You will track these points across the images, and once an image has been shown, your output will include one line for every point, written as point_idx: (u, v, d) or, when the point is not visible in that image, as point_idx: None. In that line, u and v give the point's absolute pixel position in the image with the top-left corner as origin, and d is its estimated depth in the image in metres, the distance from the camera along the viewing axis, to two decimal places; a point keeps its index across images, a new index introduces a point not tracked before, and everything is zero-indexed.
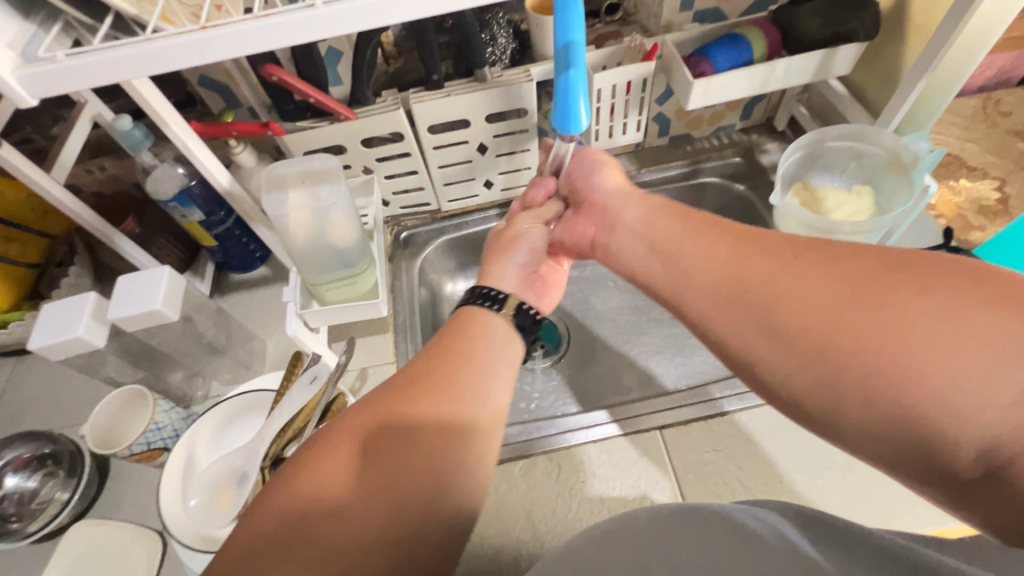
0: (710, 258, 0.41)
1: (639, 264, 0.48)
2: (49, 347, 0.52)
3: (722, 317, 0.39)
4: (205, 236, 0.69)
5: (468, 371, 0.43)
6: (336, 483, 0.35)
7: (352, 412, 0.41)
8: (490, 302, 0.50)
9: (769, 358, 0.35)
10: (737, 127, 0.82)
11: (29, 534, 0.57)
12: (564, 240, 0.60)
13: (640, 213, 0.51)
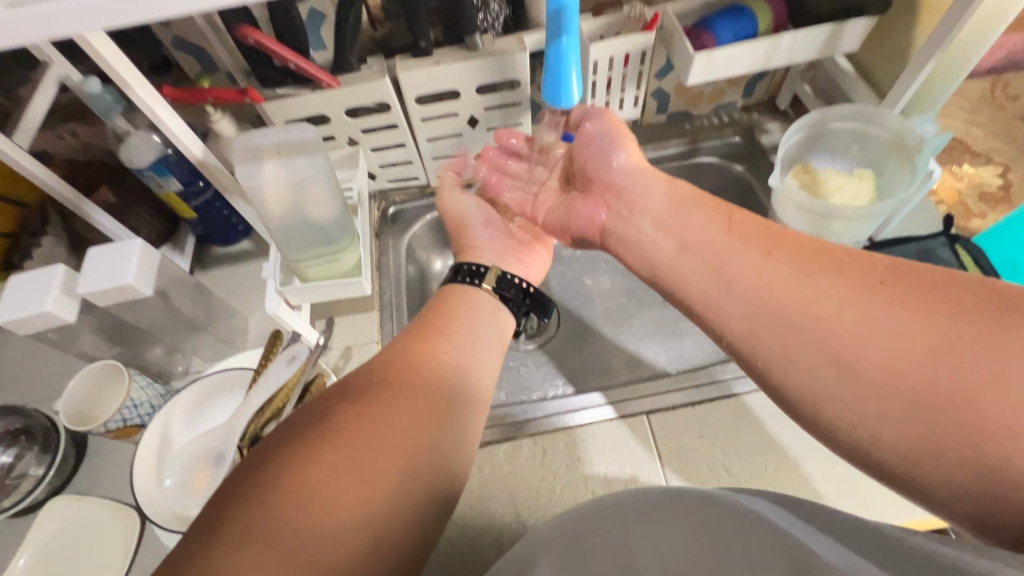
0: (758, 272, 0.39)
1: (669, 269, 0.44)
2: (16, 321, 0.50)
3: (768, 338, 0.37)
4: (183, 206, 0.67)
5: (447, 352, 0.46)
6: (332, 455, 0.34)
7: (338, 389, 0.40)
8: (471, 276, 0.54)
9: (812, 378, 0.34)
10: (739, 106, 0.79)
11: (3, 509, 0.56)
12: (570, 226, 0.56)
13: (667, 206, 0.47)
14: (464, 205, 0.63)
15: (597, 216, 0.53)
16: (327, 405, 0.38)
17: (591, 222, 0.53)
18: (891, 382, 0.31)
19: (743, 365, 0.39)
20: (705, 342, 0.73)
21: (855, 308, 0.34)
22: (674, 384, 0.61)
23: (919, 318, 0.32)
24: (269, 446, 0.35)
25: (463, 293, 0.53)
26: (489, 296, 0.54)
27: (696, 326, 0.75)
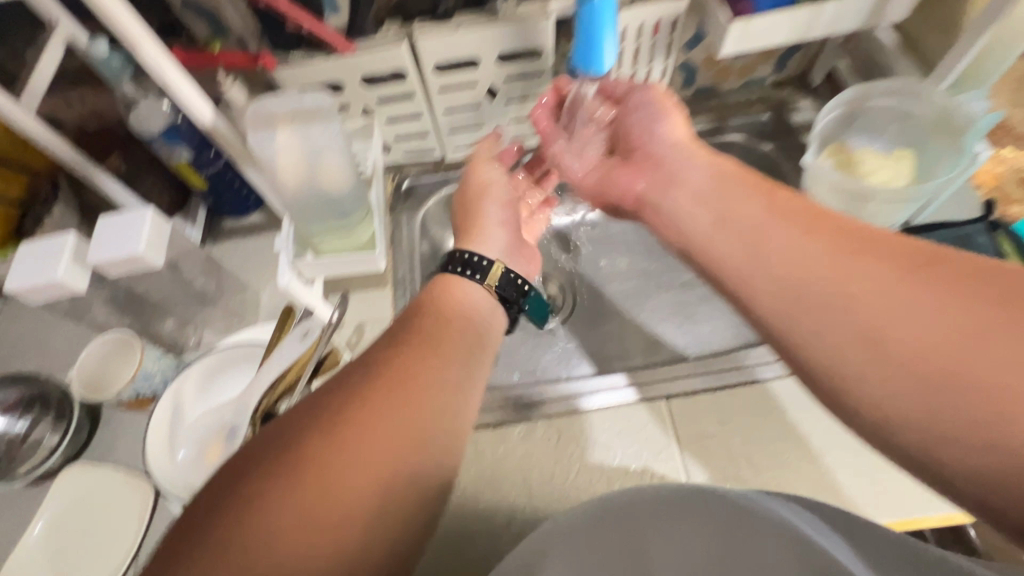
0: (795, 250, 0.37)
1: (703, 244, 0.42)
2: (28, 289, 0.49)
3: (800, 317, 0.35)
4: (195, 176, 0.65)
5: (427, 365, 0.39)
6: (279, 513, 0.30)
7: (297, 414, 0.35)
8: (472, 271, 0.49)
9: (836, 357, 0.33)
10: (770, 81, 0.74)
11: (21, 476, 0.57)
12: (606, 194, 0.53)
13: (707, 179, 0.44)
14: (488, 176, 0.58)
15: (633, 185, 0.50)
16: (282, 439, 0.34)
17: (627, 191, 0.50)
18: (925, 371, 0.30)
19: (771, 344, 0.37)
20: (725, 327, 0.71)
21: (892, 290, 0.33)
22: (693, 368, 0.60)
23: (953, 301, 0.31)
24: (216, 491, 0.32)
25: (450, 292, 0.47)
26: (489, 295, 0.50)
27: (716, 311, 0.73)
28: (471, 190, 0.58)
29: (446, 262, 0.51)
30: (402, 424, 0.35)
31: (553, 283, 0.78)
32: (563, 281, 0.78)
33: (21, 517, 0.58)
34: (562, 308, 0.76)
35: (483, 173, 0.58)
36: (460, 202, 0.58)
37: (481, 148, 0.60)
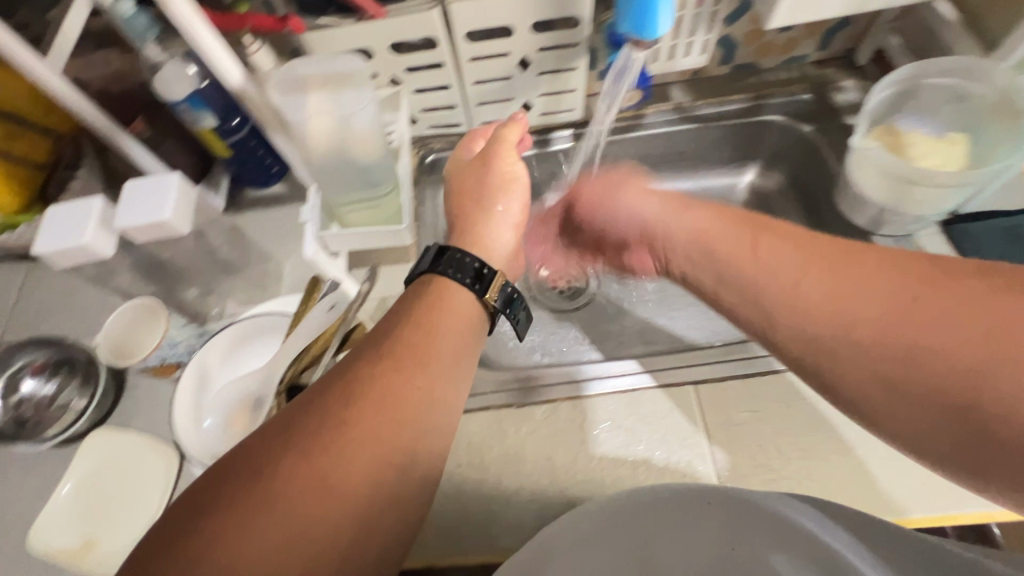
0: (802, 302, 0.38)
1: (718, 299, 0.44)
2: (55, 253, 0.49)
3: (829, 363, 0.37)
4: (219, 144, 0.64)
5: (411, 386, 0.37)
6: (244, 548, 0.30)
7: (270, 438, 0.34)
8: (471, 280, 0.45)
9: (868, 397, 0.35)
10: (812, 59, 0.72)
11: (47, 439, 0.57)
12: (626, 268, 0.57)
13: (695, 235, 0.45)
14: (506, 168, 0.54)
15: (644, 259, 0.53)
16: (252, 467, 0.33)
17: (642, 261, 0.53)
18: (937, 396, 0.32)
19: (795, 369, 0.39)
20: None
21: (899, 324, 0.34)
22: (722, 354, 0.59)
23: (969, 326, 0.32)
24: (186, 514, 0.31)
25: (444, 297, 0.44)
26: (482, 309, 0.45)
27: None
28: (487, 176, 0.54)
29: (442, 260, 0.46)
30: (377, 455, 0.34)
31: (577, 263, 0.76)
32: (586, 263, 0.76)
33: (49, 478, 0.59)
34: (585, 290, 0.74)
35: (503, 164, 0.54)
36: (457, 187, 0.56)
37: (509, 131, 0.55)
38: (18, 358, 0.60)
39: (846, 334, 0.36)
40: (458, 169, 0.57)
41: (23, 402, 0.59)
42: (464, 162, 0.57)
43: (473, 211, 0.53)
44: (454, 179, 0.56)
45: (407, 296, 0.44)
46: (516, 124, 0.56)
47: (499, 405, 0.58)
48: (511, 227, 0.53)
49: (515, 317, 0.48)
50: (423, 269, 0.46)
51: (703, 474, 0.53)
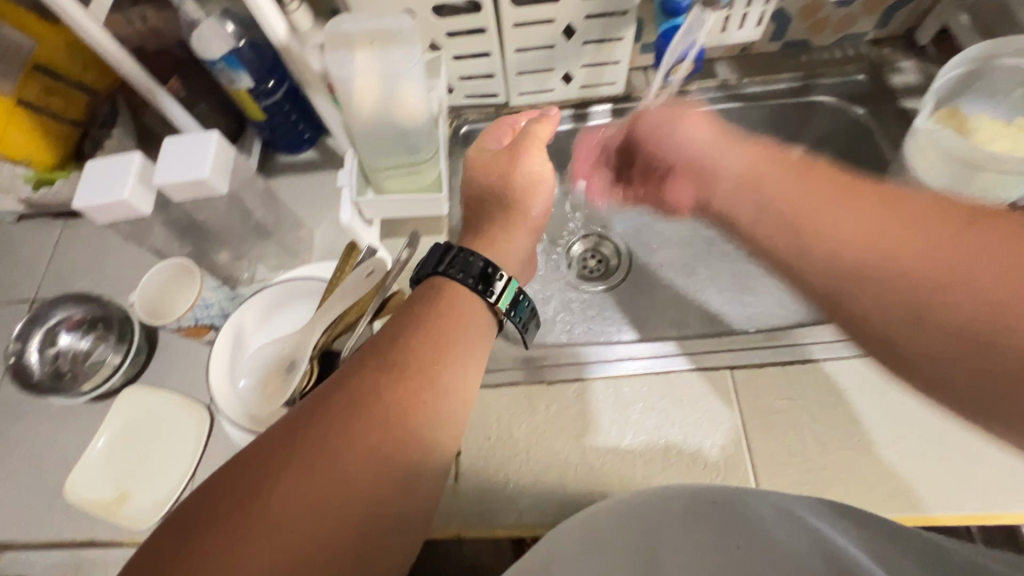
0: (841, 238, 0.33)
1: (749, 235, 0.39)
2: (95, 208, 0.48)
3: (854, 299, 0.32)
4: (254, 108, 0.62)
5: (418, 401, 0.36)
6: (239, 564, 0.29)
7: (266, 452, 0.33)
8: (477, 282, 0.43)
9: (895, 334, 0.31)
10: (868, 38, 0.68)
11: (82, 393, 0.58)
12: (665, 205, 0.52)
13: (741, 167, 0.41)
14: (534, 167, 0.52)
15: (682, 193, 0.48)
16: (248, 483, 0.32)
17: (679, 197, 0.48)
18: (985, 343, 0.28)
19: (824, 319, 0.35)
20: (790, 302, 0.68)
21: (946, 258, 0.30)
22: (760, 341, 0.57)
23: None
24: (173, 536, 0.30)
25: (456, 306, 0.42)
26: (493, 318, 0.44)
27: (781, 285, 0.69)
28: (510, 171, 0.51)
29: (450, 259, 0.44)
30: (378, 475, 0.33)
31: (609, 243, 0.74)
32: (619, 243, 0.74)
33: (84, 432, 0.60)
34: (616, 271, 0.73)
35: (530, 161, 0.52)
36: (477, 178, 0.53)
37: (542, 127, 0.53)
38: (54, 312, 0.62)
39: (882, 270, 0.31)
40: (484, 159, 0.53)
41: (59, 355, 0.61)
42: (486, 154, 0.54)
43: (506, 195, 0.51)
44: (475, 171, 0.53)
45: (417, 303, 0.42)
46: (548, 123, 0.54)
47: (530, 382, 0.58)
48: (528, 229, 0.51)
49: (521, 321, 0.48)
50: (432, 269, 0.45)
51: (738, 460, 0.52)
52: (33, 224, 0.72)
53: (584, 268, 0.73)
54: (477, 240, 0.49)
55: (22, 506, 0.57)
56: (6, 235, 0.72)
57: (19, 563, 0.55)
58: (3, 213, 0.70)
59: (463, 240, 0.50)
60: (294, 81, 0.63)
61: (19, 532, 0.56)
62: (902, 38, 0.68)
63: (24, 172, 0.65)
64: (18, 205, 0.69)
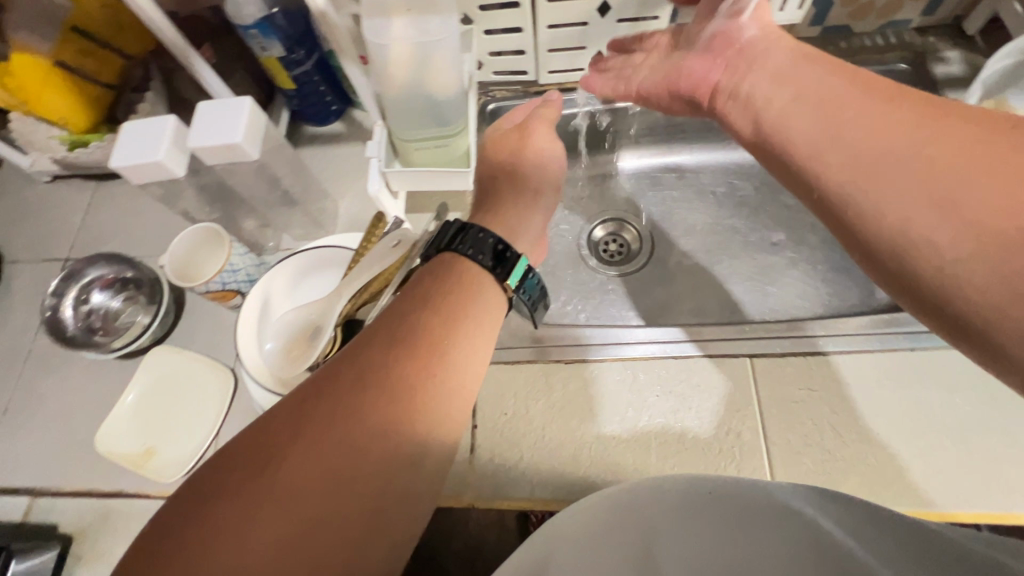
0: (875, 125, 0.35)
1: (778, 121, 0.40)
2: (132, 169, 0.49)
3: (865, 180, 0.34)
4: (284, 77, 0.62)
5: (428, 378, 0.36)
6: (247, 527, 0.29)
7: (275, 426, 0.33)
8: (492, 262, 0.43)
9: (905, 220, 0.32)
10: (913, 26, 0.66)
11: (113, 349, 0.59)
12: (674, 84, 0.50)
13: (788, 59, 0.43)
14: (542, 145, 0.51)
15: (708, 71, 0.47)
16: (257, 455, 0.31)
17: (701, 78, 0.48)
18: (988, 227, 0.29)
19: (830, 214, 0.36)
20: (812, 294, 0.67)
21: (969, 153, 0.31)
22: (781, 331, 0.57)
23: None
24: (179, 512, 0.30)
25: (468, 287, 0.41)
26: (504, 297, 0.44)
27: (805, 277, 0.68)
28: (521, 149, 0.51)
29: (459, 238, 0.44)
30: (386, 448, 0.33)
31: (631, 228, 0.74)
32: (642, 228, 0.74)
33: (113, 388, 0.62)
34: (637, 256, 0.72)
35: (539, 139, 0.52)
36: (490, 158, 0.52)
37: (547, 110, 0.54)
38: (88, 270, 0.64)
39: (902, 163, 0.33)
40: (497, 136, 0.53)
41: (92, 313, 0.64)
42: (499, 133, 0.53)
43: (519, 172, 0.50)
44: (488, 150, 0.53)
45: (426, 280, 0.41)
46: (553, 107, 0.54)
47: (548, 360, 0.58)
48: (542, 210, 0.51)
49: (530, 299, 0.48)
50: (443, 246, 0.44)
51: (753, 448, 0.52)
52: (67, 186, 0.73)
53: (605, 251, 0.73)
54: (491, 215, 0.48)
55: (53, 457, 0.59)
56: (40, 195, 0.73)
57: (50, 511, 0.57)
58: (38, 173, 0.72)
59: (475, 215, 0.49)
60: (324, 52, 0.63)
61: (50, 481, 0.59)
62: (948, 27, 0.66)
63: (59, 134, 0.67)
64: (52, 166, 0.71)
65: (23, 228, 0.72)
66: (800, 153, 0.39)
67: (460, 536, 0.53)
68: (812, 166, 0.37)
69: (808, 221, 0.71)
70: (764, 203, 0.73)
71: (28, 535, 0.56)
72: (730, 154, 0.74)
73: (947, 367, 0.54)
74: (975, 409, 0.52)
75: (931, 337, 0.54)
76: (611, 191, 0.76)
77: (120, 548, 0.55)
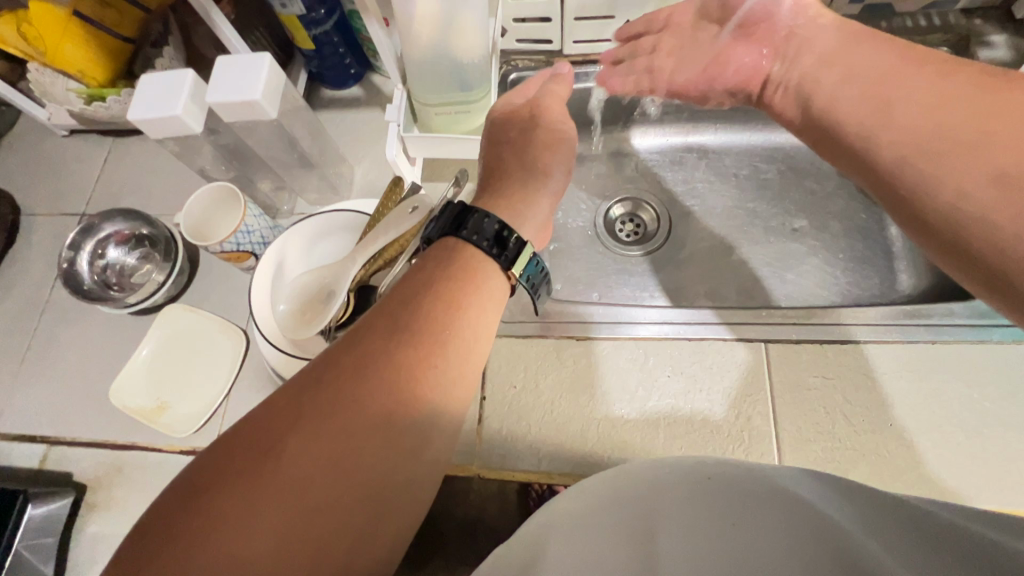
0: (924, 99, 0.37)
1: (826, 102, 0.43)
2: (149, 122, 0.49)
3: (913, 149, 0.36)
4: (302, 36, 0.60)
5: (429, 366, 0.35)
6: (243, 515, 0.29)
7: (274, 414, 0.33)
8: (492, 245, 0.41)
9: (954, 186, 0.33)
10: (959, 7, 0.63)
11: (128, 305, 0.60)
12: (717, 77, 0.54)
13: (835, 45, 0.45)
14: (553, 125, 0.49)
15: (757, 60, 0.50)
16: (255, 446, 0.31)
17: (751, 69, 0.51)
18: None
19: (879, 186, 0.38)
20: (831, 283, 0.66)
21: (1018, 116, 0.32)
22: (798, 318, 0.56)
23: None
24: (176, 503, 0.30)
25: (472, 274, 0.40)
26: (506, 282, 0.42)
27: (825, 265, 0.67)
28: (531, 129, 0.49)
29: (463, 220, 0.42)
30: (382, 437, 0.33)
31: (649, 208, 0.72)
32: (660, 209, 0.72)
33: (127, 343, 0.63)
34: (653, 237, 0.71)
35: (551, 119, 0.50)
36: (496, 135, 0.50)
37: (559, 87, 0.52)
38: (105, 225, 0.64)
39: (949, 131, 0.34)
40: (505, 114, 0.50)
41: (108, 268, 0.65)
42: (508, 110, 0.51)
43: (526, 147, 0.48)
44: (495, 127, 0.50)
45: (429, 266, 0.40)
46: (564, 83, 0.53)
47: (559, 336, 0.58)
48: (551, 193, 0.48)
49: (531, 283, 0.46)
50: (448, 230, 0.42)
51: (762, 433, 0.52)
52: (85, 140, 0.73)
53: (621, 231, 0.72)
54: (488, 198, 0.46)
55: (68, 408, 0.61)
56: (57, 148, 0.73)
57: (65, 460, 0.59)
58: (55, 126, 0.72)
59: (480, 197, 0.47)
60: (345, 12, 0.61)
61: (66, 430, 0.60)
62: (996, 10, 0.63)
63: (77, 87, 0.66)
64: (70, 119, 0.71)
65: (40, 181, 0.72)
66: (851, 134, 0.41)
67: (462, 505, 0.54)
68: (864, 144, 0.39)
69: (832, 208, 0.69)
70: (787, 187, 0.71)
71: (44, 481, 0.58)
72: (756, 137, 0.72)
73: (966, 361, 0.53)
74: (994, 405, 0.51)
75: (953, 331, 0.53)
76: (631, 169, 0.74)
77: (133, 497, 0.57)
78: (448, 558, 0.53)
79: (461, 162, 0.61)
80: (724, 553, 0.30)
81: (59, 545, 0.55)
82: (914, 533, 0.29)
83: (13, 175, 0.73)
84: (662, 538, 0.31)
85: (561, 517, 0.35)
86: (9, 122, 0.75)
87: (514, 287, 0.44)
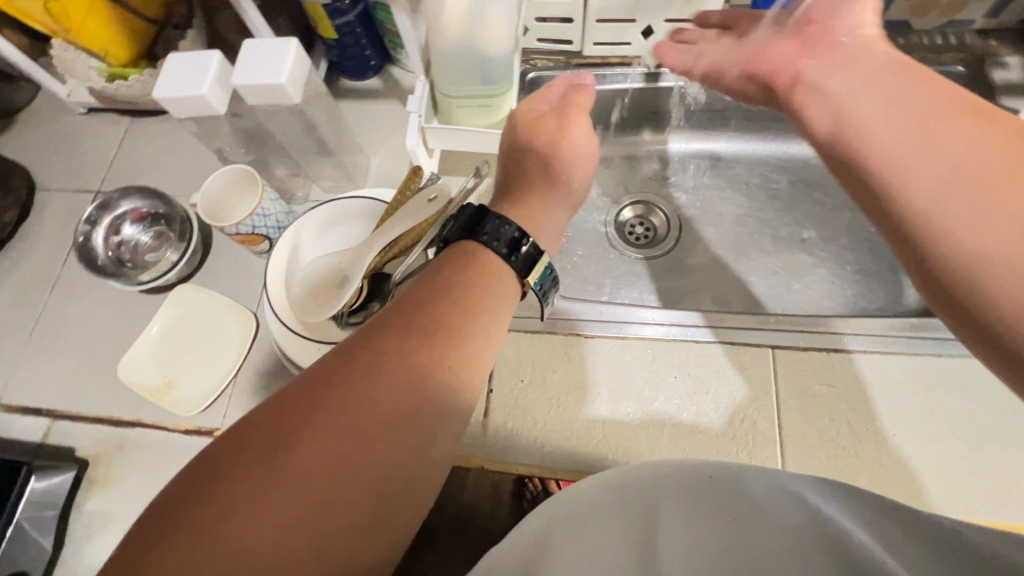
0: (973, 138, 0.32)
1: (858, 123, 0.37)
2: (173, 100, 0.49)
3: (954, 206, 0.31)
4: (326, 25, 0.61)
5: (442, 367, 0.36)
6: (254, 505, 0.30)
7: (288, 406, 0.34)
8: (508, 251, 0.43)
9: (997, 254, 0.29)
10: (975, 27, 0.64)
11: (140, 282, 0.60)
12: (753, 67, 0.49)
13: (880, 67, 0.39)
14: (578, 140, 0.49)
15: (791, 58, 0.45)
16: (269, 437, 0.32)
17: (782, 64, 0.46)
18: None
19: (905, 238, 0.34)
20: (838, 295, 0.66)
21: None
22: (804, 326, 0.56)
23: None
24: (187, 490, 0.31)
25: (486, 278, 0.41)
26: (518, 289, 0.43)
27: (831, 276, 0.67)
28: (557, 142, 0.49)
29: (479, 226, 0.43)
30: (392, 435, 0.34)
31: (659, 213, 0.73)
32: (670, 214, 0.73)
33: (136, 320, 0.63)
34: (663, 241, 0.71)
35: (576, 134, 0.49)
36: (521, 133, 0.50)
37: (582, 99, 0.51)
38: (122, 202, 0.65)
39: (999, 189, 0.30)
40: (533, 118, 0.50)
41: (122, 245, 0.65)
42: (536, 115, 0.50)
43: (553, 157, 0.49)
44: (520, 136, 0.49)
45: (446, 268, 0.41)
46: (587, 96, 0.52)
47: (566, 333, 0.58)
48: (570, 204, 0.50)
49: (541, 289, 0.47)
50: (466, 233, 0.43)
51: (766, 438, 0.52)
52: (102, 119, 0.74)
53: (631, 234, 0.72)
54: (514, 208, 0.47)
55: (75, 382, 0.61)
56: (74, 126, 0.74)
57: (69, 435, 0.59)
58: (74, 104, 0.72)
59: (501, 205, 0.48)
60: (369, 4, 0.61)
61: (72, 404, 0.60)
62: (1012, 32, 0.64)
63: (99, 65, 0.66)
64: (90, 98, 0.71)
65: (56, 158, 0.72)
66: (880, 168, 0.35)
67: (456, 502, 0.55)
68: (896, 186, 0.34)
69: (841, 220, 0.70)
70: (797, 198, 0.72)
71: (46, 456, 0.58)
72: (769, 147, 0.73)
73: (971, 376, 0.53)
74: (996, 420, 0.52)
75: (959, 345, 0.54)
76: (643, 173, 0.75)
77: (136, 475, 0.57)
78: (439, 556, 0.56)
79: (478, 157, 0.62)
80: (726, 545, 0.31)
81: (60, 518, 0.55)
82: (914, 537, 0.29)
83: (29, 151, 0.73)
84: (661, 539, 0.32)
85: (562, 509, 0.35)
86: (28, 98, 0.75)
87: (525, 294, 0.45)
